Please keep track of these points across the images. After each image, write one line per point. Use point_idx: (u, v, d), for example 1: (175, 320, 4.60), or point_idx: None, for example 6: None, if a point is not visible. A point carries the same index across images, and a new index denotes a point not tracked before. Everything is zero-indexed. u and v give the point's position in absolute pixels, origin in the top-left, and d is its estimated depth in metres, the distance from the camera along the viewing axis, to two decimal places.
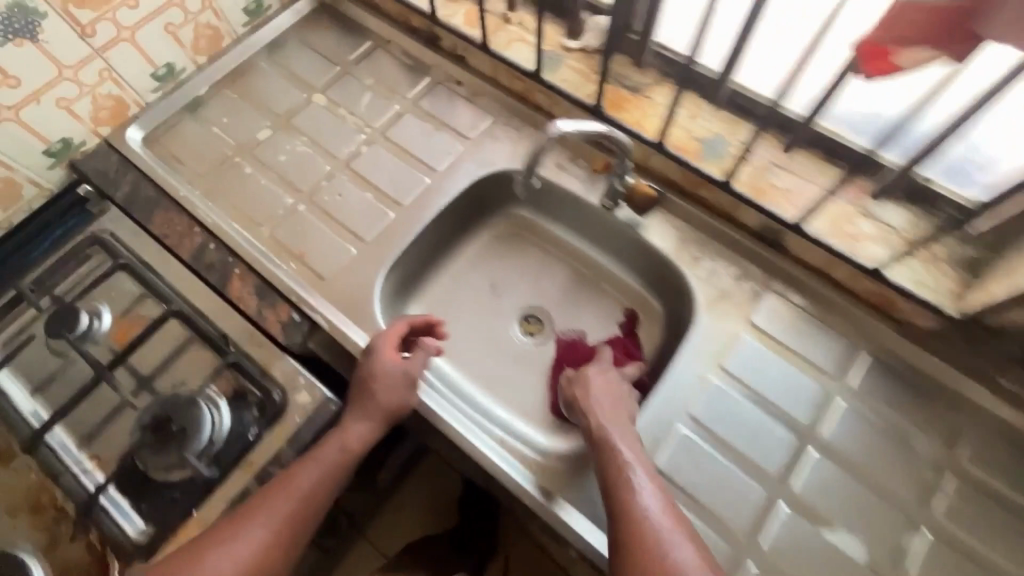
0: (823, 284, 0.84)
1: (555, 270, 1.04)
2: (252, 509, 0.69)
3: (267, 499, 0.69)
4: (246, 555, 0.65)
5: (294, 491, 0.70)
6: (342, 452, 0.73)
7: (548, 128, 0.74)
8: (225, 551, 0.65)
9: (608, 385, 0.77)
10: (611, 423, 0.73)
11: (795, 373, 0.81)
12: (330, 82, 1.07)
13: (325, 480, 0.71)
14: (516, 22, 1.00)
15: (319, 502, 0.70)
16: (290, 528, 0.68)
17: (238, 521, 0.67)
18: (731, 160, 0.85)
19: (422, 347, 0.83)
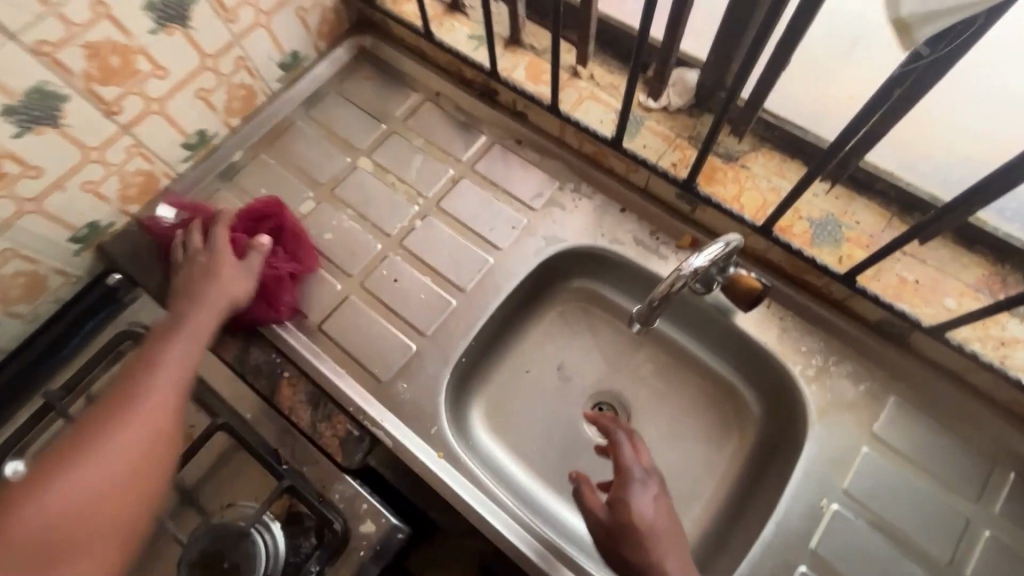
0: (955, 387, 0.73)
1: (629, 351, 0.93)
2: (105, 419, 0.57)
3: (123, 421, 0.57)
4: (119, 457, 0.55)
5: (122, 438, 0.56)
6: (178, 355, 0.65)
7: (682, 268, 0.67)
8: (21, 514, 0.50)
9: (639, 482, 0.70)
10: (659, 520, 0.67)
11: (929, 497, 0.70)
12: (377, 143, 0.97)
13: (167, 399, 0.61)
14: (586, 76, 0.88)
15: (162, 414, 0.60)
16: (147, 456, 0.57)
17: (95, 429, 0.57)
18: (848, 246, 0.74)
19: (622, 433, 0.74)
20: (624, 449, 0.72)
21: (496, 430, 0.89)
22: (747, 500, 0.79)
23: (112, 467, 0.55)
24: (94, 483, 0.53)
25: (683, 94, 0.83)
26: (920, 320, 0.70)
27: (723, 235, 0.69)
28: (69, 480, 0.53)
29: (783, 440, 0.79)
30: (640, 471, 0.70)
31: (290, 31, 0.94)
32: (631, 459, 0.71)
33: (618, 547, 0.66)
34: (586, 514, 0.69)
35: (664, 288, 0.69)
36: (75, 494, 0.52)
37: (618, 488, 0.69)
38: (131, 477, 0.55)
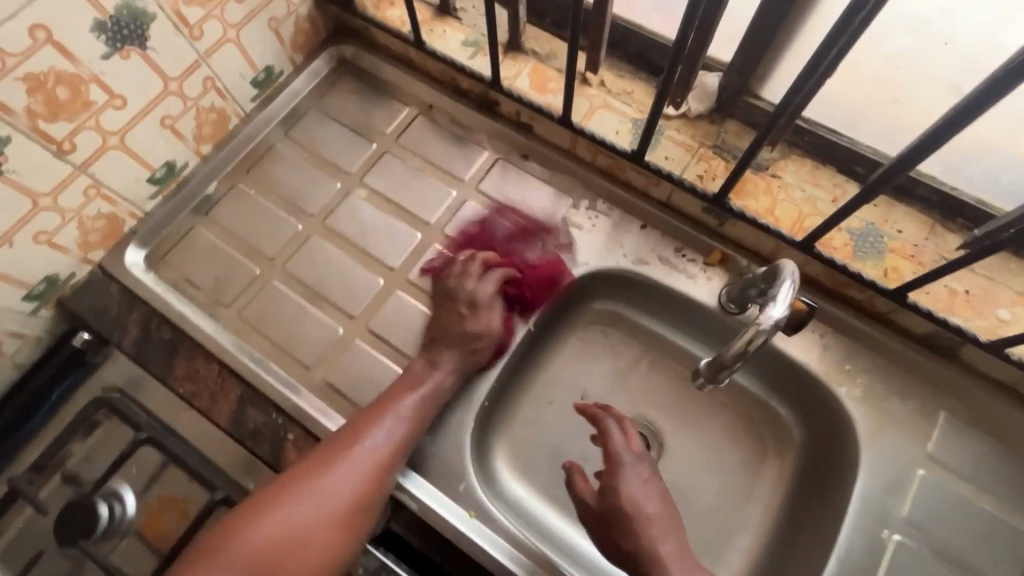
0: (1006, 399, 0.70)
1: (657, 374, 0.87)
2: (305, 468, 0.63)
3: (348, 451, 0.64)
4: (303, 519, 0.60)
5: (331, 489, 0.62)
6: (390, 435, 0.66)
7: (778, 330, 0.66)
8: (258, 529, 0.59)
9: (628, 466, 0.67)
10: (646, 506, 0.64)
11: (991, 518, 0.67)
12: (368, 165, 0.88)
13: (377, 471, 0.64)
14: (597, 83, 0.81)
15: (340, 519, 0.61)
16: (348, 508, 0.62)
17: (330, 463, 0.63)
18: (892, 257, 0.70)
19: (608, 418, 0.71)
20: (613, 432, 0.69)
21: (523, 471, 0.82)
22: (796, 529, 0.75)
23: (306, 515, 0.60)
24: (297, 521, 0.60)
25: (704, 99, 0.77)
26: (975, 334, 0.66)
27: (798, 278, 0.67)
28: (296, 506, 0.61)
29: (832, 464, 0.74)
30: (631, 454, 0.68)
31: (262, 45, 0.84)
32: (620, 444, 0.68)
33: (609, 533, 0.64)
34: (578, 502, 0.68)
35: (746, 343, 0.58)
36: (297, 519, 0.60)
37: (607, 473, 0.67)
38: (333, 526, 0.61)
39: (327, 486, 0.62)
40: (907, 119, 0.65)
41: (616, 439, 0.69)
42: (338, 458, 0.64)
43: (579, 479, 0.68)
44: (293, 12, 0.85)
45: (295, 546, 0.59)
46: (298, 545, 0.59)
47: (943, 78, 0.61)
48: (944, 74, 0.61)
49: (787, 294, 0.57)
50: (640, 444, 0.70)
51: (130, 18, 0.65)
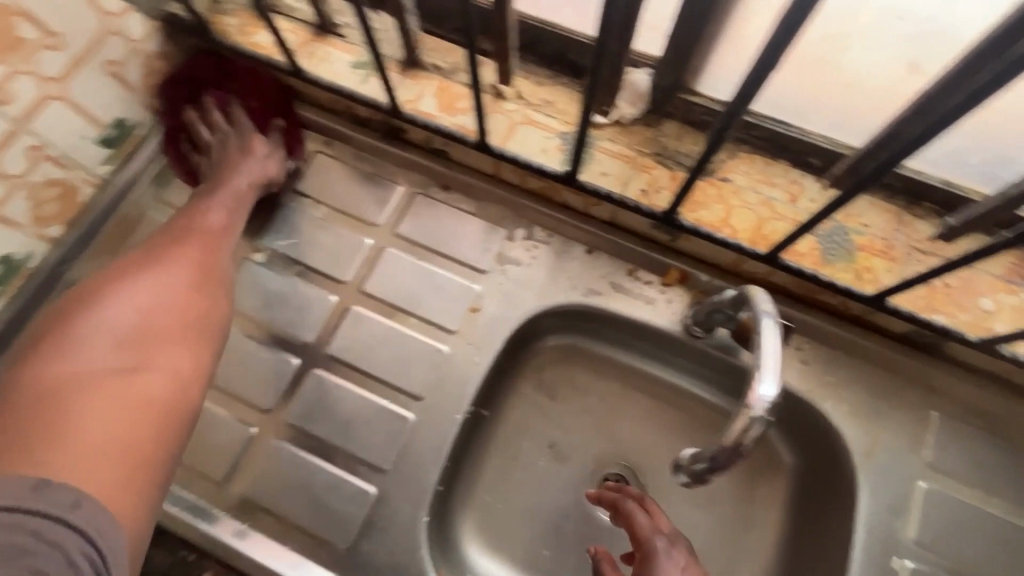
0: (996, 389, 0.65)
1: (627, 407, 0.79)
2: (70, 330, 0.53)
3: (168, 252, 0.61)
4: (148, 303, 0.56)
5: (158, 280, 0.58)
6: (221, 203, 0.68)
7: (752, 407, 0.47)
8: (71, 362, 0.50)
9: (664, 556, 0.53)
10: None
11: (1000, 523, 0.62)
12: (263, 222, 0.75)
13: (192, 265, 0.61)
14: (513, 96, 0.70)
15: (169, 310, 0.57)
16: (189, 305, 0.59)
17: (104, 287, 0.56)
18: (863, 256, 0.63)
19: (634, 503, 0.61)
20: (642, 517, 0.58)
21: (496, 546, 0.72)
22: (800, 559, 0.68)
23: (132, 310, 0.55)
24: (116, 319, 0.54)
25: (636, 101, 0.68)
26: (962, 332, 0.60)
27: (762, 325, 0.50)
28: (139, 289, 0.57)
29: (828, 484, 0.68)
30: (662, 538, 0.55)
31: (103, 97, 0.68)
32: (648, 528, 0.56)
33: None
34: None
35: (738, 434, 0.48)
36: (120, 328, 0.54)
37: (638, 565, 0.54)
38: (187, 316, 0.58)
39: (121, 292, 0.56)
40: (867, 104, 0.58)
41: (646, 525, 0.57)
42: (179, 235, 0.64)
43: (608, 565, 0.58)
44: (136, 50, 0.70)
45: (164, 311, 0.57)
46: (162, 315, 0.57)
47: (903, 53, 0.53)
48: (907, 53, 0.53)
49: (772, 366, 0.48)
50: (677, 531, 0.57)
51: None
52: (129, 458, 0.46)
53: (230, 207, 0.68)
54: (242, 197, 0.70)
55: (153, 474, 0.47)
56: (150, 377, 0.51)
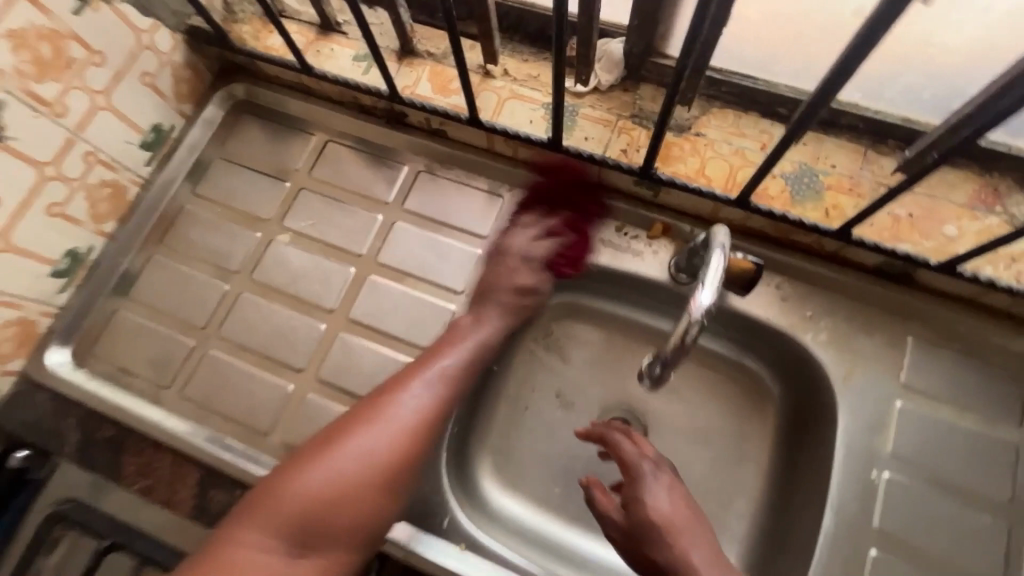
0: (968, 312, 0.69)
1: (626, 356, 0.85)
2: (326, 443, 0.62)
3: (370, 425, 0.63)
4: (359, 459, 0.61)
5: (394, 428, 0.63)
6: (425, 395, 0.65)
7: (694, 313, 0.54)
8: (310, 484, 0.59)
9: (652, 479, 0.61)
10: (682, 519, 0.57)
11: (975, 435, 0.66)
12: (286, 207, 0.83)
13: (420, 434, 0.64)
14: (500, 73, 0.77)
15: (364, 485, 0.61)
16: (401, 459, 0.63)
17: (353, 429, 0.62)
18: (831, 194, 0.68)
19: (622, 437, 0.67)
20: (627, 445, 0.66)
21: (511, 484, 0.80)
22: (791, 483, 0.74)
23: (360, 470, 0.61)
24: (350, 471, 0.60)
25: (612, 69, 0.73)
26: (926, 258, 0.64)
27: (715, 245, 0.56)
28: (373, 440, 0.62)
29: (815, 411, 0.73)
30: (648, 463, 0.63)
31: (140, 105, 0.78)
32: (635, 453, 0.64)
33: (638, 548, 0.58)
34: (603, 522, 0.62)
35: (681, 335, 0.55)
36: (352, 481, 0.60)
37: (627, 487, 0.62)
38: (383, 485, 0.62)
39: (373, 438, 0.62)
40: None
41: (635, 454, 0.64)
42: (374, 412, 0.64)
43: (601, 493, 0.63)
44: (166, 61, 0.79)
45: (353, 480, 0.60)
46: (358, 491, 0.60)
47: None
48: None
49: (714, 280, 0.54)
50: (657, 455, 0.64)
51: None
52: (347, 536, 0.60)
53: (502, 318, 0.73)
54: (489, 334, 0.72)
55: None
56: (343, 516, 0.59)
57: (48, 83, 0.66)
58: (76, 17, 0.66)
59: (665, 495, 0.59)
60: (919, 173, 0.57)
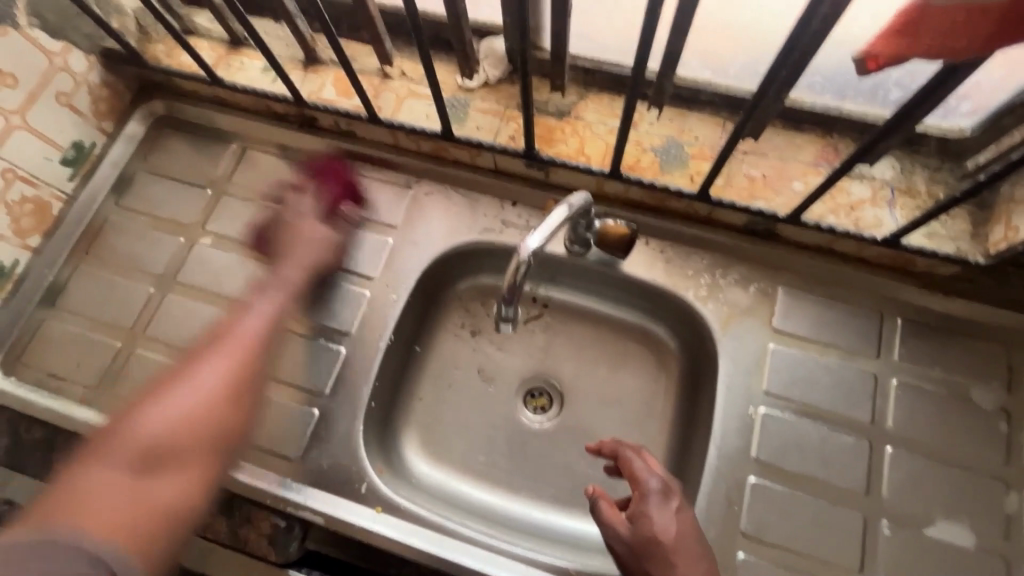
0: (827, 259, 0.77)
1: (539, 330, 0.91)
2: (102, 446, 0.56)
3: (170, 384, 0.64)
4: (193, 398, 0.63)
5: (195, 391, 0.63)
6: (261, 312, 0.75)
7: (521, 253, 0.64)
8: (93, 474, 0.52)
9: (660, 501, 0.60)
10: (684, 539, 0.58)
11: (838, 367, 0.74)
12: (207, 212, 0.88)
13: (229, 370, 0.67)
14: (397, 75, 0.84)
15: (190, 430, 0.61)
16: (233, 391, 0.66)
17: (169, 382, 0.64)
18: (694, 162, 0.75)
19: (632, 455, 0.65)
20: (639, 461, 0.64)
21: (435, 457, 0.84)
22: (689, 429, 0.80)
23: (185, 422, 0.61)
24: (172, 422, 0.60)
25: (497, 64, 0.80)
26: (776, 212, 0.72)
27: (559, 205, 0.66)
28: (173, 405, 0.61)
29: (704, 362, 0.79)
30: (657, 482, 0.61)
31: (59, 124, 0.82)
32: (646, 472, 0.62)
33: (642, 564, 0.57)
34: (606, 535, 0.60)
35: (512, 274, 0.66)
36: (189, 421, 0.61)
37: (635, 502, 0.61)
38: (235, 398, 0.66)
39: (178, 395, 0.63)
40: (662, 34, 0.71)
41: (648, 474, 0.62)
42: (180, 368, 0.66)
43: (611, 506, 0.60)
44: (81, 82, 0.84)
45: (180, 435, 0.60)
46: (189, 432, 0.61)
47: None
48: None
49: (545, 230, 0.64)
50: (666, 476, 0.63)
51: None
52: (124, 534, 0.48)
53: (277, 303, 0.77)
54: (295, 288, 0.78)
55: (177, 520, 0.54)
56: (161, 487, 0.55)
57: None
58: None
59: (671, 518, 0.59)
60: (732, 133, 0.65)
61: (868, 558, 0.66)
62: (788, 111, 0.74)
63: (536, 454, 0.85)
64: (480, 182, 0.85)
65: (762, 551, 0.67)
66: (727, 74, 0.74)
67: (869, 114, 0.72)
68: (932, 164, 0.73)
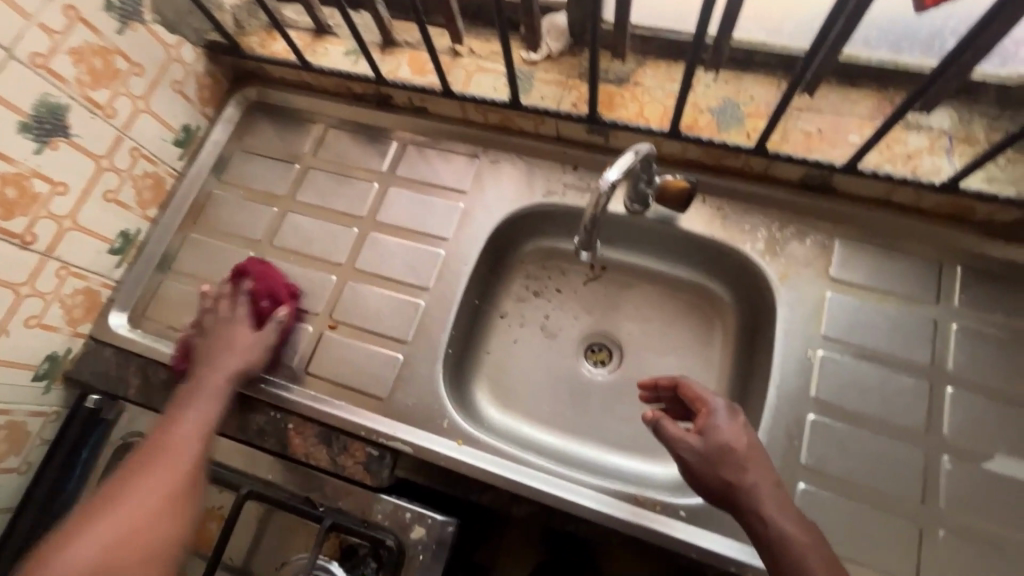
0: (884, 211, 0.80)
1: (599, 290, 0.97)
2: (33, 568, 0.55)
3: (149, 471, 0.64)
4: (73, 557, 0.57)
5: (150, 488, 0.63)
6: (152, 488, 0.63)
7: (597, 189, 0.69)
8: None
9: (731, 421, 0.65)
10: (753, 461, 0.62)
11: (896, 313, 0.76)
12: (297, 184, 0.98)
13: (193, 420, 0.71)
14: (466, 52, 0.92)
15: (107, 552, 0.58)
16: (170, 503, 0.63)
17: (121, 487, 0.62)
18: (751, 120, 0.79)
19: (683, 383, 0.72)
20: (701, 388, 0.70)
21: (505, 404, 0.91)
22: (747, 377, 0.84)
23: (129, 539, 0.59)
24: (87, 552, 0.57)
25: (559, 37, 0.87)
26: (832, 163, 0.75)
27: (629, 150, 0.70)
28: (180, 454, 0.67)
29: (760, 312, 0.83)
30: (722, 401, 0.67)
31: (173, 108, 0.94)
32: (707, 391, 0.69)
33: (714, 470, 0.62)
34: (676, 448, 0.64)
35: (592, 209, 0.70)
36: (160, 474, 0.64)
37: (702, 418, 0.66)
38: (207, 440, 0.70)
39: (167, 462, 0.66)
40: None
41: (714, 400, 0.67)
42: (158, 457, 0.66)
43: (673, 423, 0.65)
44: (190, 71, 0.95)
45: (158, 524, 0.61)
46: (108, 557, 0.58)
47: None
48: None
49: (623, 162, 0.68)
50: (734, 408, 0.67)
51: (48, 113, 0.76)
52: None
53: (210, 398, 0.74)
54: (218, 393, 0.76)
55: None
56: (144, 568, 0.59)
57: (102, 91, 0.82)
58: (119, 36, 0.82)
59: (738, 432, 0.63)
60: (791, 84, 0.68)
61: (930, 492, 0.68)
62: (844, 68, 0.77)
63: (597, 403, 0.91)
64: (544, 149, 0.92)
65: (824, 484, 0.70)
66: (782, 36, 0.79)
67: (922, 63, 0.74)
68: (991, 113, 0.75)
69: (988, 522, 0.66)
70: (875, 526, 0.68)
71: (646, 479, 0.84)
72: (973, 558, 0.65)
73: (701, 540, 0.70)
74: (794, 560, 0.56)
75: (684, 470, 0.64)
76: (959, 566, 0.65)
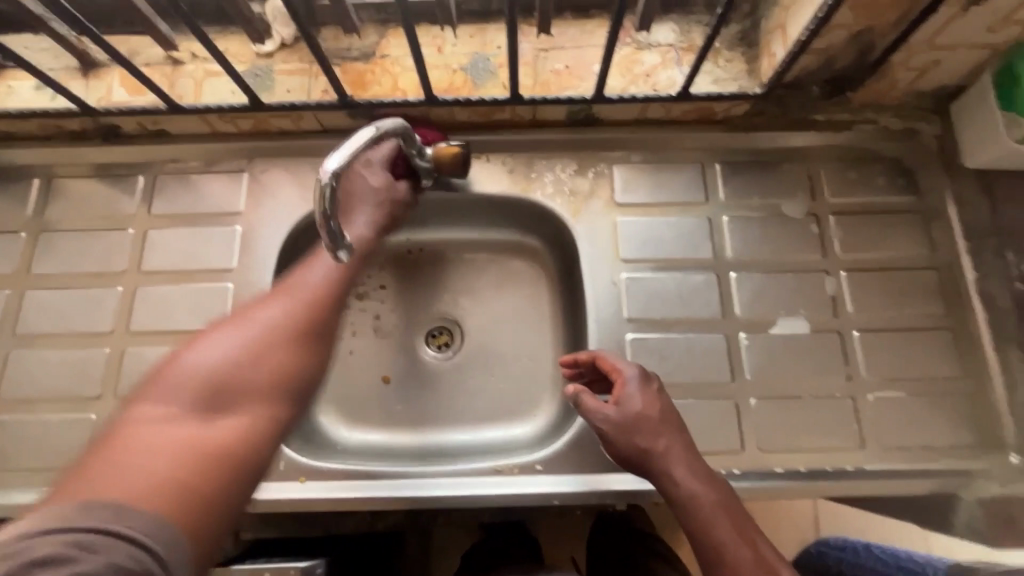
0: (647, 128, 0.85)
1: (423, 274, 0.93)
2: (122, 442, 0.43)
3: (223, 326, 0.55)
4: (183, 433, 0.45)
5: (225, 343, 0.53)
6: (227, 345, 0.53)
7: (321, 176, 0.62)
8: (139, 436, 0.44)
9: (647, 389, 0.67)
10: (665, 429, 0.65)
11: (679, 220, 0.82)
12: (26, 256, 0.81)
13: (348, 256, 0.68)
14: (189, 58, 0.81)
15: (211, 455, 0.45)
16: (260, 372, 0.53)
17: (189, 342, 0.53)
18: (502, 70, 0.79)
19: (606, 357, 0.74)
20: (616, 357, 0.70)
21: (355, 420, 0.86)
22: (575, 316, 0.86)
23: (164, 456, 0.43)
24: (175, 428, 0.45)
25: (287, 22, 0.80)
26: (585, 95, 0.78)
27: (365, 129, 0.65)
28: (198, 356, 0.52)
29: (570, 251, 0.85)
30: (636, 369, 0.68)
31: None
32: (620, 360, 0.69)
33: (629, 438, 0.64)
34: (594, 420, 0.67)
35: (318, 201, 0.62)
36: (190, 381, 0.49)
37: (617, 388, 0.67)
38: (308, 330, 0.58)
39: (181, 365, 0.51)
40: None
41: (631, 369, 0.68)
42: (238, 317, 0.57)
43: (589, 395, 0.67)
44: None
45: (228, 382, 0.51)
46: (217, 452, 0.46)
47: None
48: None
49: (345, 148, 0.63)
50: (654, 377, 0.69)
51: None
52: (184, 510, 0.41)
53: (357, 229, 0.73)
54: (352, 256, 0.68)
55: (240, 483, 0.46)
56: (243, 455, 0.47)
57: None
58: None
59: (654, 396, 0.66)
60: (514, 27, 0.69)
61: (737, 369, 0.76)
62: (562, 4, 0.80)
63: (448, 386, 0.88)
64: (313, 144, 0.85)
65: None
66: None
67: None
68: (702, 19, 0.81)
69: (787, 381, 0.75)
70: (703, 416, 0.74)
71: (511, 444, 0.84)
72: (780, 413, 0.74)
73: (563, 484, 0.72)
74: (704, 518, 0.60)
75: (602, 438, 0.67)
76: (774, 425, 0.73)
